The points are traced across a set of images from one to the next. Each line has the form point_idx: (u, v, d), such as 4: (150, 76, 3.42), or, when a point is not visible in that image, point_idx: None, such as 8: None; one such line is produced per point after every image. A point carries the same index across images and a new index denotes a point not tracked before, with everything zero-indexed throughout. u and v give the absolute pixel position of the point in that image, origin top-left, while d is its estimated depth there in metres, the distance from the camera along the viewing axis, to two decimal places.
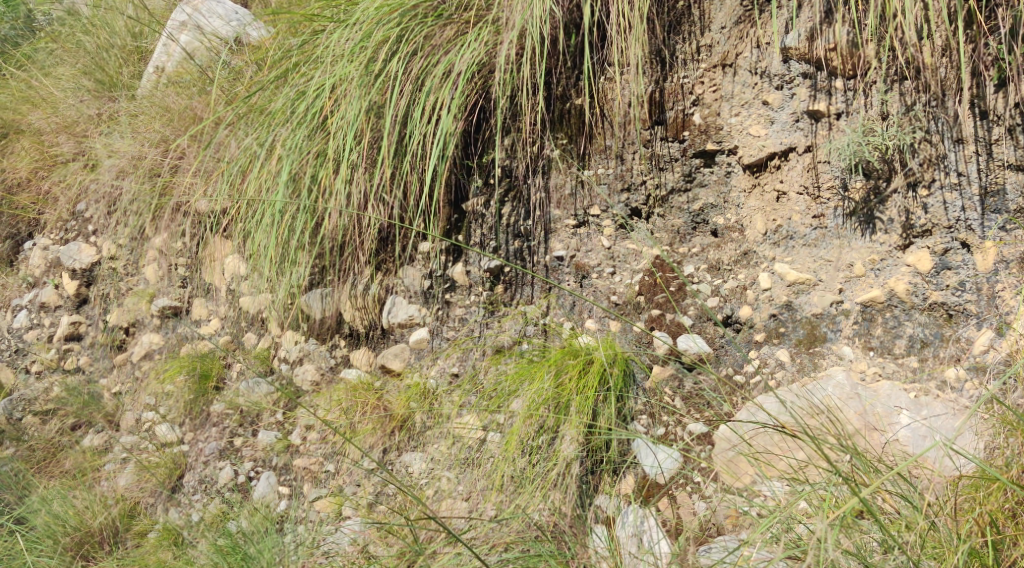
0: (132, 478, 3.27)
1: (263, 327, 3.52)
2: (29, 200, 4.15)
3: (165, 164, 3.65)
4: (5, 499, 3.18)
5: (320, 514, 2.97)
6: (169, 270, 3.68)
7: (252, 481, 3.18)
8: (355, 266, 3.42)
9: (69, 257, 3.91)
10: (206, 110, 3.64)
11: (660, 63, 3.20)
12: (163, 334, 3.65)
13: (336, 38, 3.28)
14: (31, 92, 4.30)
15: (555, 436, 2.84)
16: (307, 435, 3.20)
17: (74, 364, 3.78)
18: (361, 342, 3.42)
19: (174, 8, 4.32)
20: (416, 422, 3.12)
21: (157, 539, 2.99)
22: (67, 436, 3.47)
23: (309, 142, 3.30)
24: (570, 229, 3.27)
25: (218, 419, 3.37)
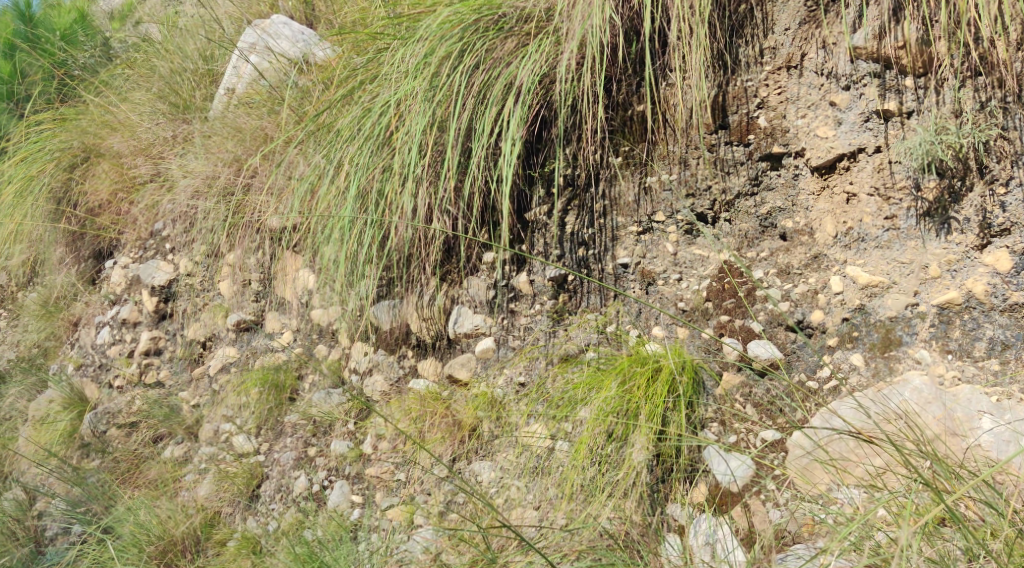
0: (212, 488, 3.36)
1: (333, 339, 3.58)
2: (109, 221, 4.33)
3: (238, 184, 3.76)
4: (93, 509, 3.29)
5: (392, 522, 3.03)
6: (242, 285, 3.78)
7: (327, 490, 3.24)
8: (422, 277, 3.47)
9: (148, 274, 4.05)
10: (276, 129, 3.74)
11: (722, 68, 3.17)
12: (238, 348, 3.75)
13: (400, 56, 3.35)
14: (110, 117, 4.44)
15: (624, 444, 2.84)
16: (378, 444, 3.24)
17: (155, 378, 3.88)
18: (428, 352, 3.46)
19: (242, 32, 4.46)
20: (484, 431, 3.13)
21: (236, 548, 3.07)
22: (150, 449, 3.60)
23: (375, 157, 3.35)
24: (634, 235, 3.24)
25: (292, 430, 3.44)
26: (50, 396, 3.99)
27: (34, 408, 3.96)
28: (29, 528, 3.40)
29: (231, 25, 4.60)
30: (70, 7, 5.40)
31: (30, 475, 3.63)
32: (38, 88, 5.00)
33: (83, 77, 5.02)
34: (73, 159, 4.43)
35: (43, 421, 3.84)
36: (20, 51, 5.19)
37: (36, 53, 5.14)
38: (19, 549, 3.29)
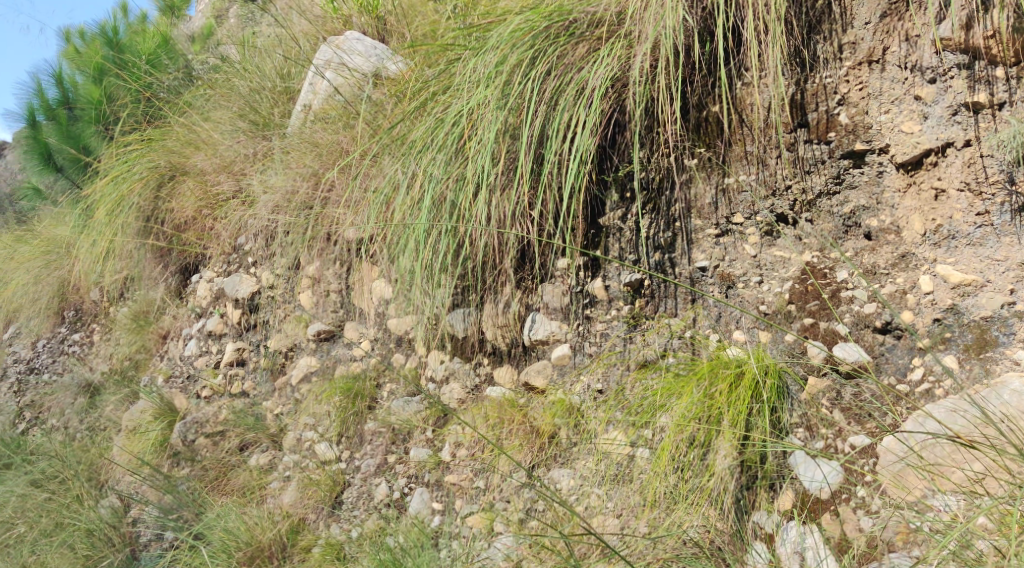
0: (297, 495, 3.42)
1: (410, 347, 3.62)
2: (195, 237, 4.48)
3: (316, 198, 3.84)
4: (184, 516, 3.38)
5: (473, 530, 3.03)
6: (322, 296, 3.86)
7: (407, 497, 3.27)
8: (496, 285, 3.47)
9: (231, 287, 4.17)
10: (352, 143, 3.81)
11: (800, 64, 3.09)
12: (318, 358, 3.82)
13: (472, 66, 3.38)
14: (194, 136, 4.61)
15: (708, 450, 2.77)
16: (456, 451, 3.26)
17: (240, 389, 3.99)
18: (504, 359, 3.45)
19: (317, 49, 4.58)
20: (563, 438, 3.11)
21: (320, 554, 3.11)
22: (236, 456, 3.66)
23: (449, 167, 3.37)
24: (712, 238, 3.19)
25: (372, 437, 3.49)
26: (142, 406, 4.12)
27: (127, 418, 4.10)
28: (125, 535, 3.49)
29: (307, 43, 4.72)
30: (154, 32, 5.65)
31: (125, 483, 3.77)
32: (127, 110, 5.23)
33: (167, 97, 5.18)
34: (160, 178, 4.60)
35: (136, 431, 3.98)
36: (109, 76, 5.45)
37: (124, 77, 5.39)
38: (115, 554, 3.37)
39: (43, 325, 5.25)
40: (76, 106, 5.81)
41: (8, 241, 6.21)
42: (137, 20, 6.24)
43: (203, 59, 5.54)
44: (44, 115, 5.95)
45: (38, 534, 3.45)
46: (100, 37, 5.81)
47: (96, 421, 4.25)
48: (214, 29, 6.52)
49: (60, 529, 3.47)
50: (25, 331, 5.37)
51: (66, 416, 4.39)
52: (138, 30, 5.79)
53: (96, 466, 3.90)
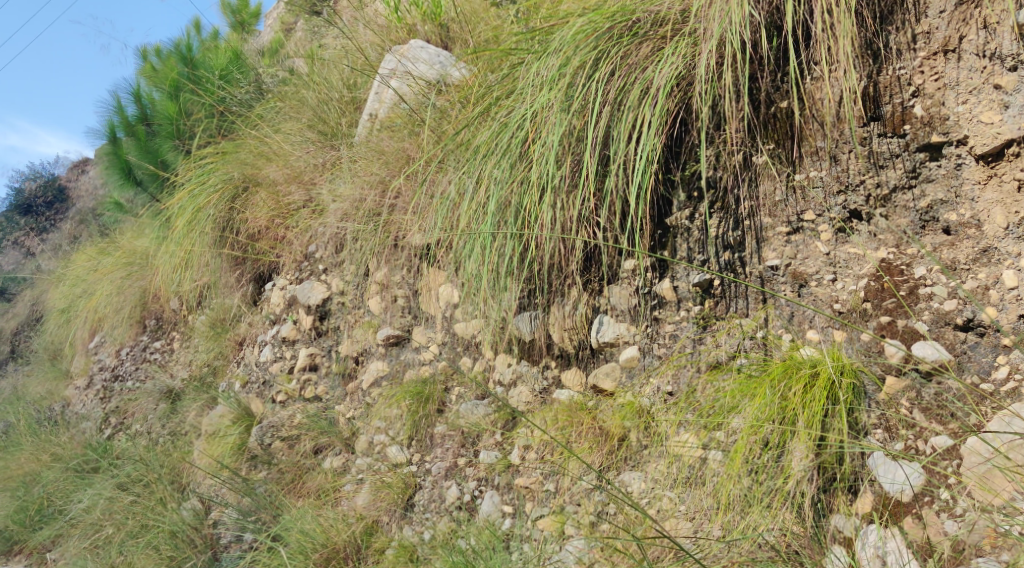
0: (369, 498, 3.45)
1: (477, 351, 3.63)
2: (268, 246, 4.61)
3: (383, 205, 3.90)
4: (262, 518, 3.46)
5: (544, 532, 3.02)
6: (390, 301, 3.91)
7: (477, 499, 3.29)
8: (562, 287, 3.45)
9: (303, 295, 4.24)
10: (418, 150, 3.86)
11: (872, 56, 3.03)
12: (387, 362, 3.87)
13: (536, 69, 3.39)
14: (266, 148, 4.73)
15: (783, 452, 2.71)
16: (526, 454, 3.25)
17: (313, 393, 4.05)
18: (571, 362, 3.42)
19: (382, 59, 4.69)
20: (633, 440, 3.08)
21: (394, 556, 3.14)
22: (311, 460, 3.75)
23: (513, 171, 3.36)
24: (783, 236, 3.12)
25: (441, 441, 3.52)
26: (220, 411, 4.24)
27: (207, 422, 4.23)
28: (206, 536, 3.59)
29: (373, 53, 4.84)
30: (225, 48, 5.80)
31: (205, 486, 3.89)
32: (202, 125, 5.40)
33: (239, 111, 5.34)
34: (235, 190, 4.74)
35: (216, 435, 4.10)
36: (185, 93, 5.65)
37: (200, 92, 5.56)
38: (198, 555, 3.47)
39: (125, 334, 5.43)
40: (154, 122, 6.00)
41: (94, 254, 6.49)
42: (209, 37, 6.43)
43: (273, 73, 5.70)
44: (123, 131, 6.10)
45: (126, 536, 3.60)
46: (174, 54, 5.99)
47: (178, 426, 4.40)
48: (283, 44, 6.70)
49: (145, 531, 3.60)
50: (109, 339, 5.58)
51: (149, 421, 4.56)
52: (211, 47, 5.96)
53: (178, 469, 4.03)
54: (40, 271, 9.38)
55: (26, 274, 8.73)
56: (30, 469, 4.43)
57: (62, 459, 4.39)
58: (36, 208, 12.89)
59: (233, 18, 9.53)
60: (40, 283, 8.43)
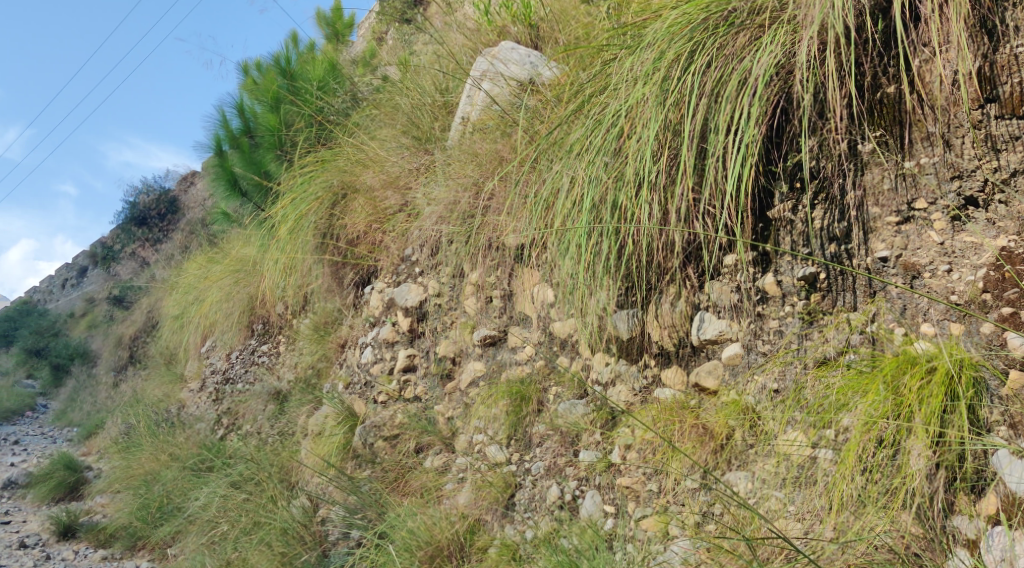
0: (471, 497, 3.47)
1: (574, 350, 3.57)
2: (366, 250, 4.71)
3: (477, 206, 3.94)
4: (367, 515, 3.52)
5: (647, 533, 2.97)
6: (486, 302, 3.94)
7: (579, 499, 3.23)
8: (661, 285, 3.36)
9: (401, 296, 4.33)
10: (511, 151, 3.89)
11: (988, 34, 2.85)
12: (484, 363, 3.86)
13: (629, 64, 3.36)
14: (362, 154, 4.86)
15: (898, 451, 2.59)
16: (626, 454, 3.17)
17: (412, 394, 4.11)
18: (671, 360, 3.32)
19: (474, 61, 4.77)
20: (738, 439, 2.99)
21: (497, 554, 3.14)
22: (412, 459, 3.79)
23: (608, 168, 3.33)
24: (893, 226, 2.96)
25: (540, 440, 3.47)
26: (325, 411, 4.35)
27: (313, 422, 4.35)
28: (314, 533, 3.65)
29: (465, 56, 4.92)
30: (325, 60, 5.98)
31: (313, 484, 4.00)
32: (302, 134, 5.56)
33: (336, 120, 5.47)
34: (334, 197, 4.87)
35: (322, 435, 4.22)
36: (286, 104, 5.85)
37: (299, 102, 5.72)
38: (307, 552, 3.53)
39: (235, 338, 5.65)
40: (258, 134, 6.26)
41: (204, 263, 6.80)
42: (306, 48, 6.64)
43: (367, 81, 5.79)
44: (230, 144, 6.48)
45: (240, 532, 3.75)
46: (274, 67, 6.25)
47: (286, 427, 4.54)
48: (376, 52, 6.89)
49: (258, 528, 3.74)
50: (220, 344, 5.82)
51: (258, 421, 4.75)
52: (309, 58, 6.13)
53: (287, 468, 4.17)
54: (156, 278, 9.90)
55: (143, 282, 9.23)
56: (151, 468, 4.67)
57: (180, 459, 4.62)
58: (150, 220, 13.65)
59: (327, 30, 9.86)
60: (155, 291, 8.89)
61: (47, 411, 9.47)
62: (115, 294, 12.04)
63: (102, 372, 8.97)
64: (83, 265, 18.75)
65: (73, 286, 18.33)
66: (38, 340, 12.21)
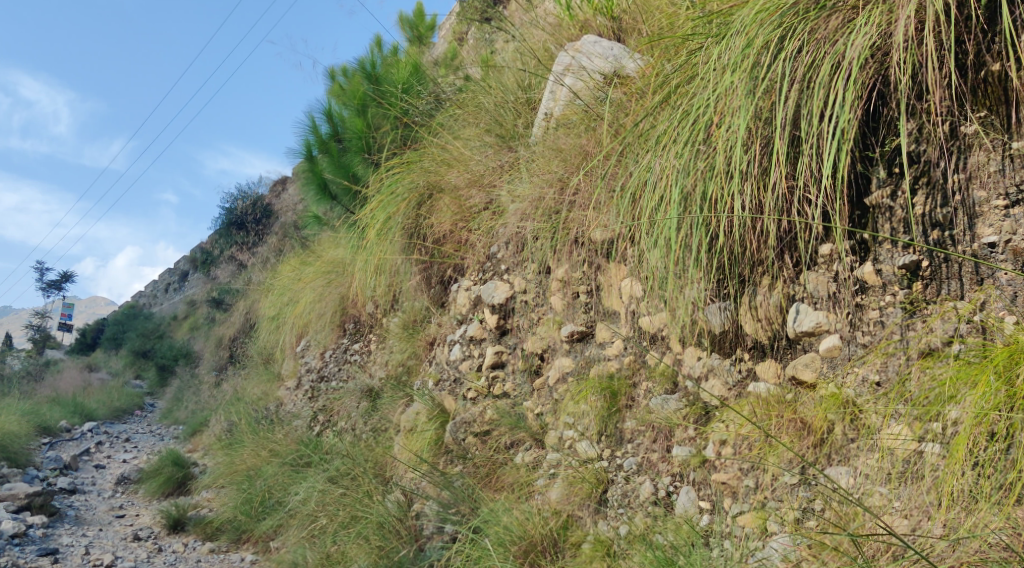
0: (562, 492, 3.46)
1: (665, 345, 3.51)
2: (452, 249, 4.80)
3: (563, 202, 3.94)
4: (461, 510, 3.56)
5: (745, 530, 2.92)
6: (572, 298, 3.91)
7: (673, 495, 3.20)
8: (754, 277, 3.27)
9: (488, 294, 4.35)
10: (596, 145, 3.87)
11: None
12: (573, 358, 3.84)
13: (717, 53, 3.29)
14: (446, 155, 4.93)
15: (1012, 444, 2.47)
16: (722, 450, 3.11)
17: (501, 390, 4.11)
18: (766, 354, 3.21)
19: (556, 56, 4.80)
20: (839, 434, 2.87)
21: (591, 550, 3.14)
22: (503, 454, 3.81)
23: (697, 160, 3.28)
24: (1001, 210, 2.78)
25: (632, 436, 3.44)
26: (416, 408, 4.43)
27: (404, 418, 4.44)
28: (409, 527, 3.71)
29: (547, 51, 4.95)
30: (405, 62, 6.07)
31: (407, 479, 4.09)
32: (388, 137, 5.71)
33: (422, 122, 5.59)
34: (420, 197, 4.95)
35: (414, 431, 4.29)
36: (373, 109, 6.04)
37: (385, 105, 5.85)
38: (404, 546, 3.60)
39: (328, 337, 5.82)
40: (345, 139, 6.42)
41: (297, 265, 7.02)
42: (389, 52, 6.78)
43: (451, 81, 5.83)
44: (318, 149, 6.65)
45: (338, 526, 3.85)
46: (360, 72, 6.45)
47: (379, 423, 4.65)
48: (457, 52, 7.00)
49: (355, 522, 3.84)
50: (314, 343, 6.00)
51: (352, 418, 4.87)
52: (392, 62, 6.27)
53: (382, 463, 4.29)
54: (253, 280, 10.28)
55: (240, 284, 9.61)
56: (253, 463, 4.85)
57: (279, 455, 4.78)
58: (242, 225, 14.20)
59: (411, 33, 10.03)
60: (252, 293, 9.23)
61: (157, 410, 9.94)
62: (214, 297, 12.56)
63: (205, 371, 9.36)
64: (183, 270, 19.62)
65: (175, 290, 19.21)
66: (145, 342, 12.82)
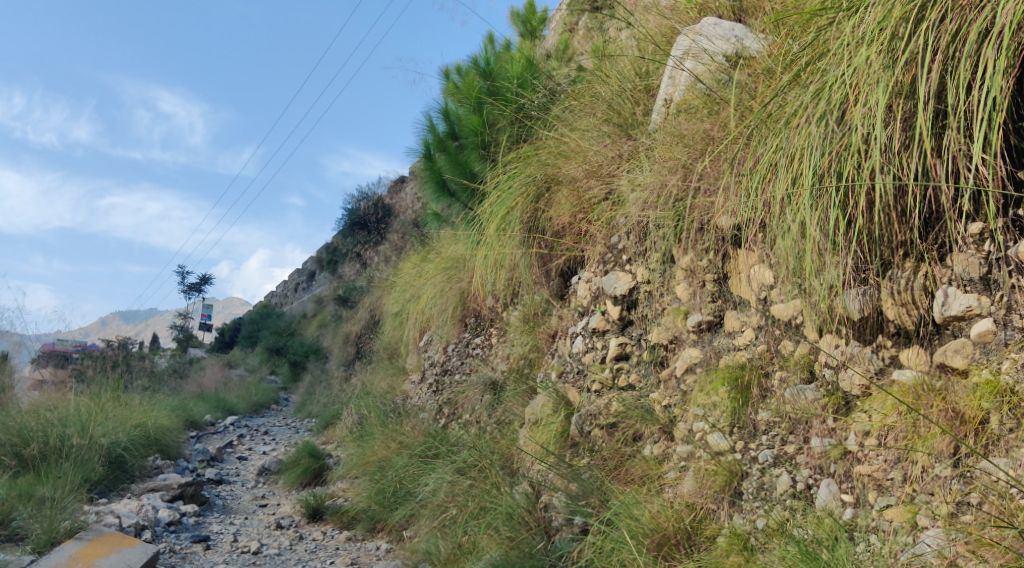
0: (695, 485, 3.38)
1: (799, 333, 3.36)
2: (573, 241, 4.83)
3: (686, 188, 3.87)
4: (591, 502, 3.53)
5: (893, 524, 2.76)
6: (698, 286, 3.83)
7: (813, 488, 3.05)
8: (895, 260, 3.11)
9: (609, 286, 4.31)
10: (721, 129, 3.80)
11: None
12: (701, 349, 3.75)
13: (851, 28, 3.17)
14: (564, 146, 4.93)
15: None
16: (864, 441, 2.96)
17: (627, 382, 4.08)
18: (911, 340, 3.04)
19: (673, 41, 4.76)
20: (995, 424, 2.66)
21: (727, 543, 3.07)
22: (631, 447, 3.79)
23: (831, 140, 3.17)
24: None
25: (767, 428, 3.31)
26: (541, 401, 4.46)
27: (530, 411, 4.48)
28: (538, 518, 3.73)
29: (665, 37, 4.90)
30: (521, 57, 6.16)
31: (534, 470, 4.11)
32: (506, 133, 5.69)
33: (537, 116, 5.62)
34: (538, 190, 4.97)
35: (540, 423, 4.32)
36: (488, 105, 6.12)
37: (501, 102, 5.93)
38: (534, 537, 3.62)
39: (450, 332, 5.94)
40: (463, 137, 6.57)
41: (417, 262, 7.20)
42: (503, 49, 6.87)
43: (566, 74, 5.84)
44: (435, 148, 6.80)
45: (469, 516, 3.93)
46: (474, 70, 6.57)
47: (503, 415, 4.72)
48: (569, 42, 7.03)
49: (485, 512, 3.91)
50: (437, 338, 6.14)
51: (477, 411, 4.96)
52: (506, 59, 6.39)
53: (508, 455, 4.34)
54: (377, 277, 10.61)
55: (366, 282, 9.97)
56: (384, 454, 5.02)
57: (408, 447, 4.93)
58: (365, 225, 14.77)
59: (524, 27, 10.14)
60: (376, 290, 9.55)
61: (292, 403, 10.43)
62: (340, 295, 13.07)
63: (335, 366, 9.76)
64: (309, 270, 20.56)
65: (302, 289, 20.13)
66: (277, 338, 13.45)
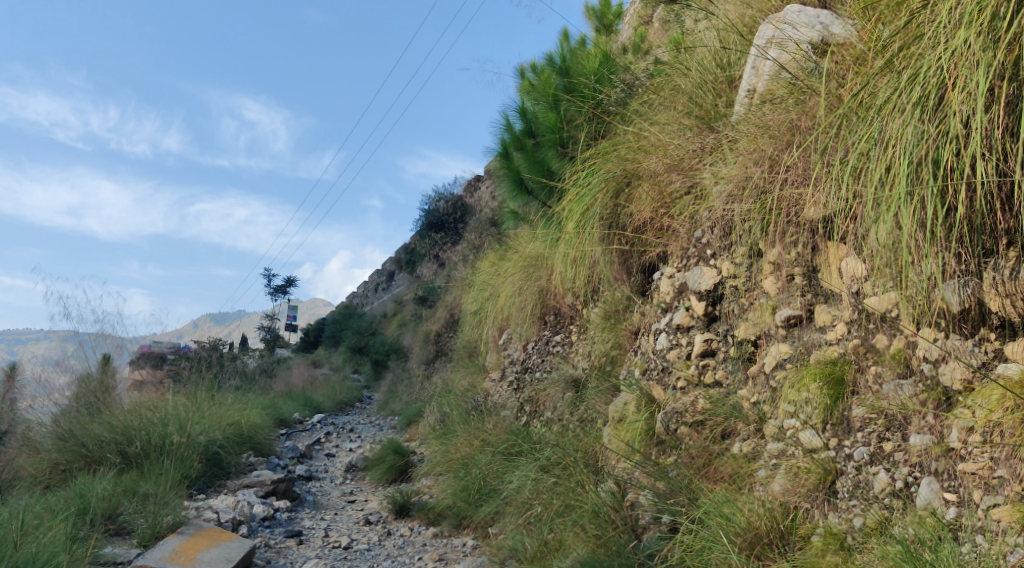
0: (787, 483, 3.32)
1: (895, 327, 3.23)
2: (654, 236, 4.80)
3: (773, 180, 3.80)
4: (680, 500, 3.52)
5: (1002, 525, 2.64)
6: (787, 281, 3.75)
7: (913, 486, 2.95)
8: (999, 249, 2.97)
9: (694, 281, 4.26)
10: (809, 119, 3.72)
11: None
12: (790, 344, 3.66)
13: (948, 9, 3.05)
14: (644, 141, 4.89)
15: None
16: (968, 438, 2.83)
17: (713, 378, 4.01)
18: (1017, 332, 2.87)
19: (756, 31, 4.68)
20: None
21: (823, 543, 3.00)
22: (720, 445, 3.74)
23: (928, 127, 3.05)
24: None
25: (862, 424, 3.20)
26: (624, 398, 4.46)
27: (613, 409, 4.49)
28: (625, 517, 3.72)
29: (748, 27, 4.84)
30: (597, 52, 6.15)
31: (620, 468, 4.10)
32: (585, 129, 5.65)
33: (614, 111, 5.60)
34: (617, 186, 4.90)
35: (625, 421, 4.31)
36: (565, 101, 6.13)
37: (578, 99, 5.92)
38: (620, 536, 3.61)
39: (530, 329, 5.98)
40: (540, 134, 6.59)
41: (496, 261, 7.25)
42: (578, 45, 6.86)
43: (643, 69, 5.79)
44: (511, 147, 6.84)
45: (554, 514, 3.94)
46: (549, 67, 6.58)
47: (586, 413, 4.74)
48: (645, 36, 7.00)
49: (570, 510, 3.91)
50: (517, 336, 6.18)
51: (560, 408, 4.98)
52: (581, 55, 6.40)
53: (592, 453, 4.35)
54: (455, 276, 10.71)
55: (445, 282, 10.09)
56: (467, 452, 5.07)
57: (491, 444, 4.98)
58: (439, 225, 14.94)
59: (599, 22, 10.13)
60: (455, 289, 9.65)
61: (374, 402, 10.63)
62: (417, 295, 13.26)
63: (416, 365, 9.91)
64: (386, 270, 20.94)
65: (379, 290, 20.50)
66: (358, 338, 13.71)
